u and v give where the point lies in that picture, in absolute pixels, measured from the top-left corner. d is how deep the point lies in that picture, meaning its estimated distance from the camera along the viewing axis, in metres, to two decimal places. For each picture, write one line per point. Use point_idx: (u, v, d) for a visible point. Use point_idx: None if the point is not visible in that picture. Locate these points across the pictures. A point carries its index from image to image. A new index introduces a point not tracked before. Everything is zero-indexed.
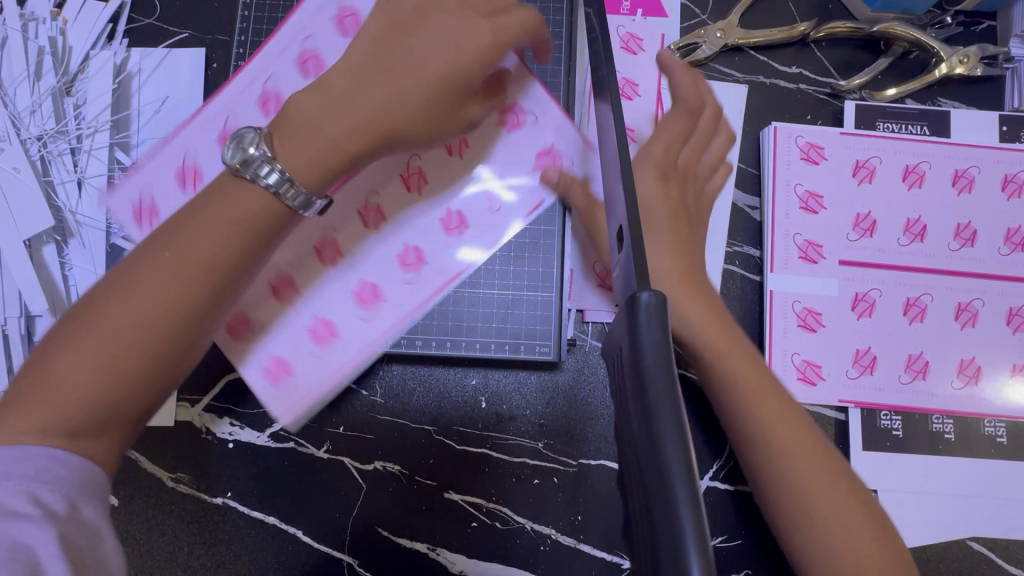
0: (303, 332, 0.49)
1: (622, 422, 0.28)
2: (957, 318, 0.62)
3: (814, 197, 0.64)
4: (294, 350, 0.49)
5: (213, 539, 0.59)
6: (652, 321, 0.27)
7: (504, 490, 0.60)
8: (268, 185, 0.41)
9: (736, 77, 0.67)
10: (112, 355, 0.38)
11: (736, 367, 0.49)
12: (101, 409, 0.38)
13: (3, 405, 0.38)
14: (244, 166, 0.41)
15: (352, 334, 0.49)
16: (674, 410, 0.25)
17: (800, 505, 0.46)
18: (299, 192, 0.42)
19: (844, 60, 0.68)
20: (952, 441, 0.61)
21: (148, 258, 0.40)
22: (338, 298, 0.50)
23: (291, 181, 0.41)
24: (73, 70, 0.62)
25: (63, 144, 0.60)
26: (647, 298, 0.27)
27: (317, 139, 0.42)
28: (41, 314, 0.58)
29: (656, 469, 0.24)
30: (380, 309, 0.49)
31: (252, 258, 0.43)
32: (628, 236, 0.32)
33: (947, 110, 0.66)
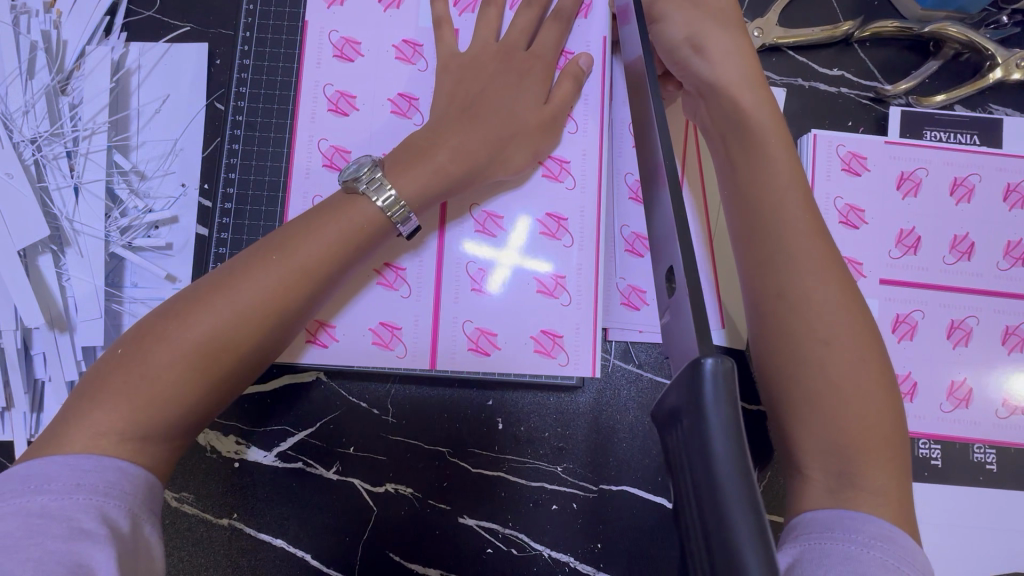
0: (463, 341, 0.55)
1: (680, 488, 0.27)
2: (1004, 343, 0.58)
3: (854, 211, 0.60)
4: (371, 356, 0.55)
5: (219, 561, 0.57)
6: (719, 391, 0.25)
7: (521, 516, 0.58)
8: (378, 201, 0.47)
9: (774, 79, 0.63)
10: (209, 346, 0.41)
11: (816, 253, 0.42)
12: (186, 398, 0.40)
13: (93, 386, 0.40)
14: (359, 184, 0.47)
15: (416, 344, 0.55)
16: (746, 498, 0.23)
17: (834, 400, 0.40)
18: (402, 209, 0.48)
19: (889, 63, 0.64)
20: (994, 473, 0.58)
21: (254, 263, 0.44)
22: (420, 317, 0.56)
23: (396, 200, 0.47)
24: (68, 67, 0.59)
25: (58, 147, 0.57)
26: (712, 365, 0.25)
27: (427, 166, 0.49)
28: (38, 327, 0.55)
29: (727, 566, 0.22)
30: (514, 322, 0.55)
31: (345, 268, 0.47)
32: (681, 276, 0.30)
33: (999, 118, 0.62)
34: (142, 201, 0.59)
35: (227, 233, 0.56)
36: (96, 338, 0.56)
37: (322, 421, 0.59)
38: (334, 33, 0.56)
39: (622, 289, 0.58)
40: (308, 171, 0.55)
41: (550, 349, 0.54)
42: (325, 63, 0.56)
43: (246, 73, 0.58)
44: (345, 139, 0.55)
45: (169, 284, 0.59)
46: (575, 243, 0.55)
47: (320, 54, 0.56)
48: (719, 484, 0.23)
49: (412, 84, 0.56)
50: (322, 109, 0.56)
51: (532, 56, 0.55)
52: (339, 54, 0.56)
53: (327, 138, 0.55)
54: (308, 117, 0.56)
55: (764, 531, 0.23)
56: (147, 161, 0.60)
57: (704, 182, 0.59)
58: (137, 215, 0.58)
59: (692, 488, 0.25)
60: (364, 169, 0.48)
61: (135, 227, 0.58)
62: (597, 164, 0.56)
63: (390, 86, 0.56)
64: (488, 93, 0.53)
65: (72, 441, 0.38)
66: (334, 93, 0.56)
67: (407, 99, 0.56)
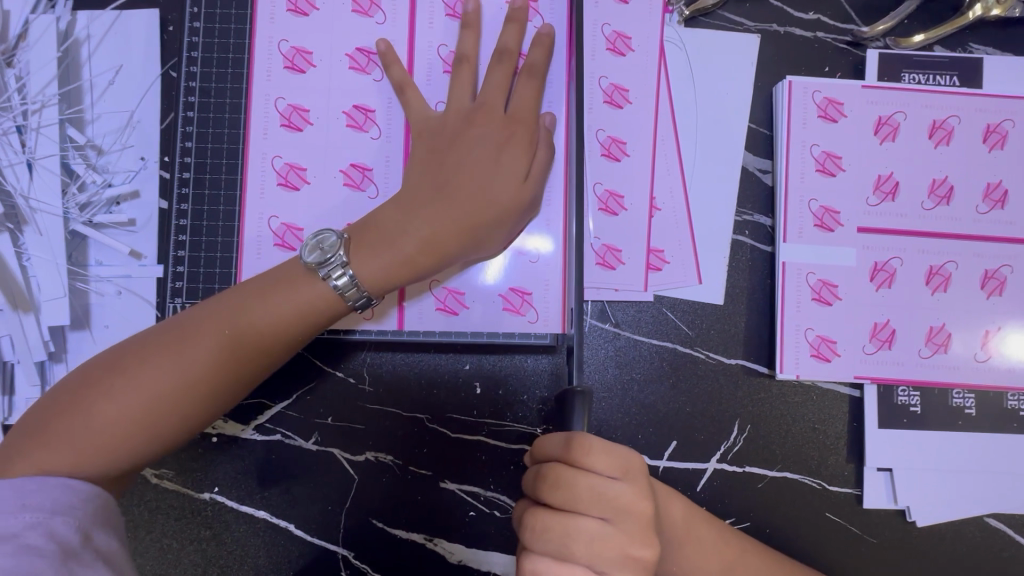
0: (431, 302, 0.55)
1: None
2: (983, 287, 0.58)
3: (831, 158, 0.58)
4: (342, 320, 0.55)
5: (203, 534, 0.57)
6: None
7: (502, 478, 0.58)
8: (336, 284, 0.46)
9: (748, 26, 0.61)
10: (162, 400, 0.41)
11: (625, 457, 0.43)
12: (133, 453, 0.41)
13: (43, 422, 0.40)
14: (319, 268, 0.46)
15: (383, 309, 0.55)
16: None
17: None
18: (365, 296, 0.47)
19: (868, 4, 0.61)
20: (973, 416, 0.58)
21: (209, 321, 0.44)
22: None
23: (354, 283, 0.46)
24: (13, 37, 0.56)
25: (8, 122, 0.55)
26: None
27: (390, 254, 0.47)
28: (2, 309, 0.54)
29: None
30: (483, 276, 0.55)
31: (298, 343, 0.47)
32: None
33: (979, 57, 0.60)
34: (101, 176, 0.57)
35: (187, 205, 0.55)
36: (63, 317, 0.55)
37: (299, 393, 0.58)
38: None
39: (597, 248, 0.57)
40: (266, 132, 0.54)
41: (519, 306, 0.55)
42: (279, 17, 0.55)
43: (197, 37, 0.56)
44: (301, 98, 0.54)
45: (134, 260, 0.57)
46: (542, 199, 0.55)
47: (274, 8, 0.55)
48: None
49: (367, 41, 0.55)
50: (278, 65, 0.54)
51: (515, 116, 0.51)
52: (293, 7, 0.55)
53: (285, 98, 0.54)
54: (263, 75, 0.54)
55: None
56: (104, 134, 0.58)
57: (676, 137, 0.59)
58: (96, 190, 0.57)
59: None
60: (332, 244, 0.46)
61: (96, 203, 0.57)
62: (563, 116, 0.54)
63: (346, 44, 0.55)
64: (465, 173, 0.49)
65: (15, 467, 0.38)
66: (289, 49, 0.54)
67: (364, 54, 0.55)
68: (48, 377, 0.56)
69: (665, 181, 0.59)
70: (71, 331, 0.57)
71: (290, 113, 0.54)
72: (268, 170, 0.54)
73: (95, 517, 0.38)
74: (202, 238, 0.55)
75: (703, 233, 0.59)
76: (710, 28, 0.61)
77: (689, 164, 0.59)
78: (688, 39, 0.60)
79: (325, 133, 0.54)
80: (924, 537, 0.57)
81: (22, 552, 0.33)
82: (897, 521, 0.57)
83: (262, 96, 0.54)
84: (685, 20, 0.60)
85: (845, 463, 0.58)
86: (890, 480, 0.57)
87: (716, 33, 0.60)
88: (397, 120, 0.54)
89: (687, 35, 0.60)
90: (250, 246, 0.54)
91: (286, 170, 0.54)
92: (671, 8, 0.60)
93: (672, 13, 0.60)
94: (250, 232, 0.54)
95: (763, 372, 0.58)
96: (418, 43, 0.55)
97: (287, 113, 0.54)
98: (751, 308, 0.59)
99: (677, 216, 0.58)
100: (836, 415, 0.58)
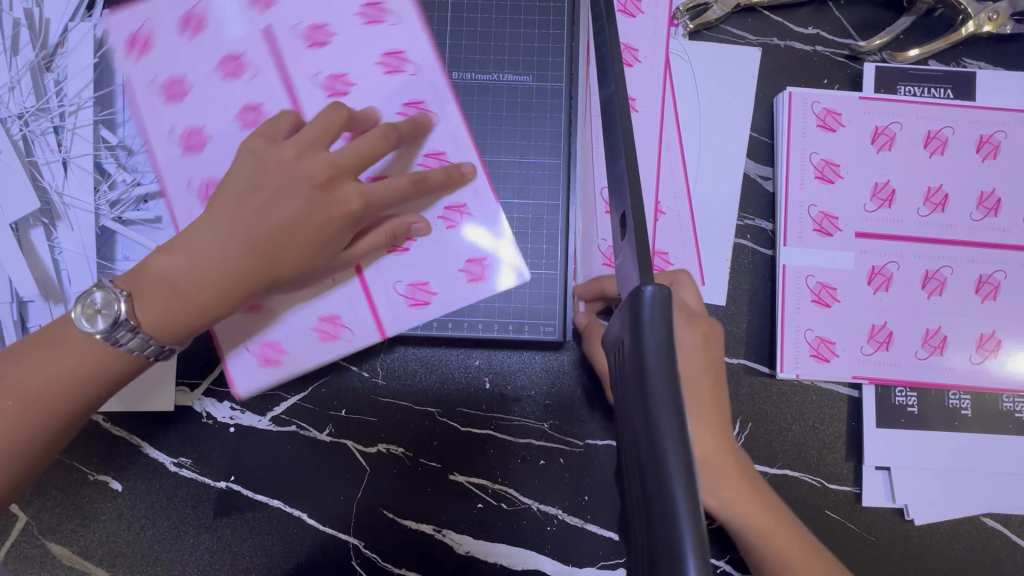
0: (346, 313, 0.55)
1: (620, 405, 0.29)
2: (978, 292, 0.60)
3: (830, 166, 0.61)
4: (291, 340, 0.55)
5: (218, 523, 0.59)
6: (656, 313, 0.27)
7: (510, 472, 0.59)
8: (122, 345, 0.45)
9: (750, 39, 0.63)
10: None
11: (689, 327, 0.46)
12: None
13: None
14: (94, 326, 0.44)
15: (361, 326, 0.55)
16: (676, 413, 0.25)
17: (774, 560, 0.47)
18: (153, 345, 0.46)
19: (865, 20, 0.64)
20: (969, 417, 0.59)
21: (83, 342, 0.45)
22: (353, 297, 0.55)
23: (138, 334, 0.45)
24: (52, 43, 0.60)
25: (45, 122, 0.58)
26: (651, 291, 0.27)
27: (164, 311, 0.45)
28: (34, 300, 0.57)
29: (656, 476, 0.24)
30: (437, 264, 0.55)
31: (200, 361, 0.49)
32: (632, 220, 0.32)
33: (972, 71, 0.62)
34: (130, 174, 0.60)
35: None
36: None
37: (314, 385, 0.60)
38: (183, 1, 0.54)
39: (602, 250, 0.60)
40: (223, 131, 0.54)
41: (480, 273, 0.55)
42: (178, 39, 0.54)
43: None
44: (201, 121, 0.54)
45: None
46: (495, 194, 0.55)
47: (178, 31, 0.54)
48: (648, 385, 0.25)
49: (255, 95, 0.54)
50: (163, 82, 0.54)
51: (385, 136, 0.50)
52: (192, 32, 0.54)
53: (194, 123, 0.54)
54: (202, 88, 0.54)
55: (682, 413, 0.25)
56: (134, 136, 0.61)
57: (680, 142, 0.61)
58: (126, 188, 0.59)
59: (632, 412, 0.26)
60: (101, 300, 0.44)
61: (125, 201, 0.59)
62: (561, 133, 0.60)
63: (283, 47, 0.54)
64: (253, 220, 0.46)
65: None
66: (165, 78, 0.54)
67: (318, 31, 0.54)
68: None
69: (670, 184, 0.61)
70: None
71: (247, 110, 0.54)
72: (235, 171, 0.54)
73: None
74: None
75: (706, 236, 0.61)
76: (713, 41, 0.64)
77: (693, 170, 0.62)
78: (692, 51, 0.63)
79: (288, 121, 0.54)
80: (924, 536, 0.58)
81: None
82: (896, 520, 0.58)
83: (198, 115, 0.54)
84: (690, 34, 0.63)
85: (843, 461, 0.59)
86: (888, 478, 0.59)
87: (720, 46, 0.63)
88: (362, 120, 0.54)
89: (692, 48, 0.63)
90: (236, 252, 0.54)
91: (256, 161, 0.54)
92: (676, 22, 0.63)
93: (677, 27, 0.63)
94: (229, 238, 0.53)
95: (764, 371, 0.60)
96: (295, 74, 0.54)
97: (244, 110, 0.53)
98: (752, 309, 0.61)
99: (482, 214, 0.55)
100: (835, 415, 0.60)
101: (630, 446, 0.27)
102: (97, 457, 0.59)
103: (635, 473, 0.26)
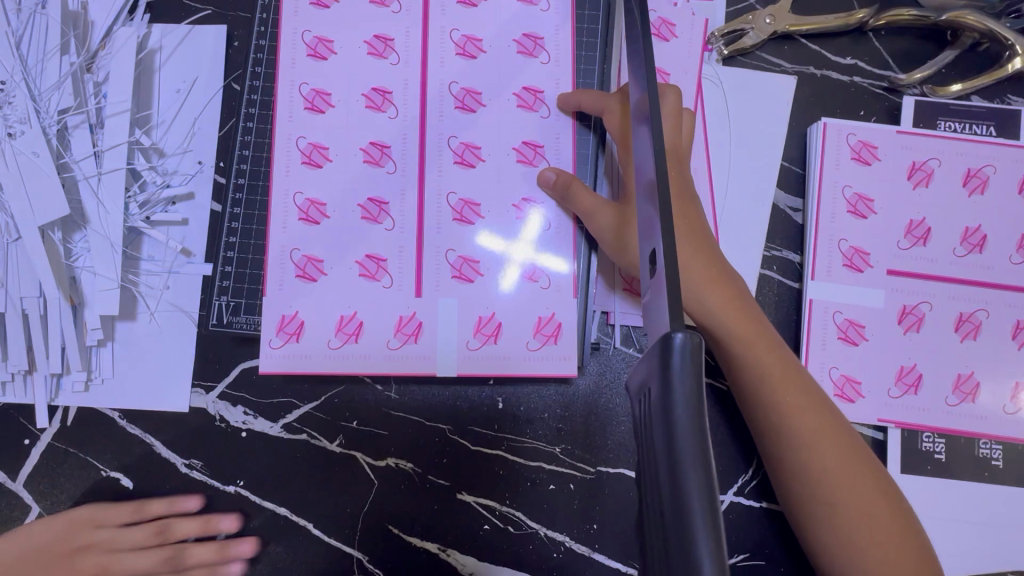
0: (356, 253, 0.59)
1: (644, 452, 0.28)
2: (1014, 338, 0.57)
3: (863, 201, 0.59)
4: (440, 325, 0.58)
5: (225, 527, 0.59)
6: (686, 362, 0.26)
7: (519, 494, 0.59)
8: None
9: (785, 68, 0.62)
10: None
11: (720, 310, 0.49)
12: None
13: None
14: None
15: (403, 272, 0.59)
16: (706, 476, 0.23)
17: (855, 553, 0.46)
18: None
19: (905, 52, 0.63)
20: (1000, 469, 0.57)
21: None
22: (405, 189, 0.60)
23: None
24: (94, 47, 0.61)
25: (83, 121, 0.59)
26: (682, 338, 0.26)
27: None
28: (56, 301, 0.58)
29: (683, 548, 0.23)
30: (497, 136, 0.60)
31: None
32: (661, 258, 0.31)
33: (1017, 109, 0.60)
34: (160, 177, 0.62)
35: (239, 208, 0.61)
36: (111, 307, 0.58)
37: (327, 394, 0.60)
38: (294, 261, 0.59)
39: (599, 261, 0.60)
40: (354, 230, 0.59)
41: (531, 159, 0.60)
42: (287, 283, 0.59)
43: (262, 54, 0.62)
44: (336, 324, 0.59)
45: (183, 257, 0.61)
46: (551, 114, 0.60)
47: (292, 107, 0.60)
48: (677, 444, 0.24)
49: (316, 191, 0.60)
50: (297, 161, 0.60)
51: None
52: (310, 105, 0.60)
53: (334, 276, 0.59)
54: (335, 339, 0.58)
55: (711, 475, 0.23)
56: (167, 139, 0.62)
57: (709, 167, 0.60)
58: (155, 190, 0.61)
59: (658, 466, 0.25)
60: None
61: (154, 202, 0.61)
62: (572, 145, 0.60)
63: (363, 85, 0.61)
64: None
65: None
66: (304, 201, 0.60)
67: (317, 150, 0.60)
68: (94, 363, 0.60)
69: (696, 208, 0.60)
70: (119, 320, 0.61)
71: (311, 208, 0.60)
72: (388, 322, 0.58)
73: None
74: (248, 257, 0.60)
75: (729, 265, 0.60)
76: (747, 68, 0.63)
77: (720, 199, 0.60)
78: (725, 76, 0.62)
79: (370, 236, 0.59)
80: None
81: None
82: None
83: (335, 320, 0.59)
84: (724, 59, 0.63)
85: None
86: None
87: (754, 72, 0.62)
88: (412, 100, 0.61)
89: (725, 73, 0.62)
90: (277, 219, 0.59)
91: (368, 262, 0.59)
92: (710, 47, 0.62)
93: (711, 52, 0.62)
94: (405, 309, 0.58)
95: None
96: (301, 126, 0.60)
97: (303, 267, 0.59)
98: None
99: (563, 123, 0.60)
100: None
101: (653, 499, 0.26)
102: (110, 453, 0.60)
103: (658, 536, 0.25)
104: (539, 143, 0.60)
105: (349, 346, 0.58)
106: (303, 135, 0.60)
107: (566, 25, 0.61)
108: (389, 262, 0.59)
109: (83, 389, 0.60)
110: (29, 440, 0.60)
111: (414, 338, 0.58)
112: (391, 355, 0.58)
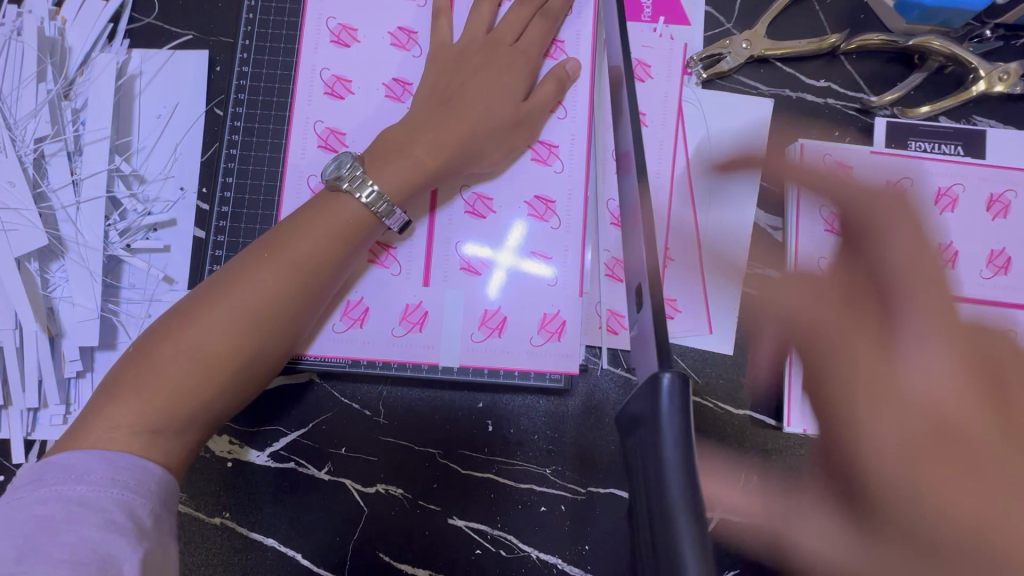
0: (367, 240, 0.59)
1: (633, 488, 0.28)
2: None
3: None
4: (444, 317, 0.58)
5: (210, 561, 0.58)
6: (674, 402, 0.26)
7: (511, 517, 0.58)
8: (363, 198, 0.50)
9: (762, 90, 0.64)
10: (181, 395, 0.42)
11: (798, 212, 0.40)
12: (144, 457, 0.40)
13: (130, 363, 0.43)
14: (342, 182, 0.50)
15: (412, 263, 0.59)
16: (694, 517, 0.24)
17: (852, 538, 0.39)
18: (315, 260, 0.48)
19: (875, 74, 0.65)
20: None
21: (228, 297, 0.44)
22: None
23: (379, 195, 0.50)
24: (72, 74, 0.60)
25: (60, 147, 0.59)
26: (669, 378, 0.27)
27: (317, 234, 0.48)
28: (35, 331, 0.57)
29: None
30: None
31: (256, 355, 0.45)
32: (648, 296, 0.31)
33: (982, 129, 0.63)
34: (141, 204, 0.60)
35: (224, 236, 0.59)
36: (91, 338, 0.57)
37: (316, 420, 0.60)
38: None
39: (605, 262, 0.60)
40: None
41: (546, 157, 0.59)
42: None
43: (245, 80, 0.61)
44: (344, 309, 0.59)
45: (166, 285, 0.60)
46: (568, 116, 0.59)
47: (312, 90, 0.60)
48: (666, 485, 0.25)
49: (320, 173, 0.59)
50: (312, 145, 0.59)
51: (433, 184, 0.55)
52: (329, 90, 0.60)
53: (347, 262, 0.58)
54: (342, 325, 0.58)
55: (699, 517, 0.24)
56: (147, 165, 0.61)
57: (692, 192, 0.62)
58: (136, 217, 0.60)
59: (647, 505, 0.26)
60: (348, 167, 0.50)
61: (134, 229, 0.60)
62: (585, 149, 0.59)
63: (348, 107, 0.60)
64: (307, 243, 0.48)
65: (106, 412, 0.40)
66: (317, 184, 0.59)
67: (335, 135, 0.59)
68: (72, 396, 0.58)
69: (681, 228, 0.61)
70: (99, 350, 0.59)
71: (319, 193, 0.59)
72: (393, 309, 0.58)
73: (164, 504, 0.40)
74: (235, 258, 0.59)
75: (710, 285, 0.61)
76: (725, 90, 0.64)
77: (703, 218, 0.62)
78: (705, 99, 0.63)
79: None
80: None
81: (76, 546, 0.34)
82: None
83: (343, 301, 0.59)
84: (703, 83, 0.64)
85: None
86: None
87: (732, 95, 0.64)
88: None
89: (705, 96, 0.63)
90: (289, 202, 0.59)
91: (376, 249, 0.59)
92: (690, 71, 0.64)
93: (691, 75, 0.64)
94: (410, 297, 0.59)
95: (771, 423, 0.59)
96: (308, 113, 0.60)
97: None
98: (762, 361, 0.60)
99: (579, 124, 0.59)
100: None
101: (642, 538, 0.26)
102: None
103: None
104: (555, 142, 0.59)
105: (354, 329, 0.58)
106: (320, 118, 0.59)
107: (585, 27, 0.60)
108: (398, 252, 0.59)
109: (61, 423, 0.58)
110: (4, 477, 0.57)
111: (419, 328, 0.58)
112: (395, 343, 0.58)
